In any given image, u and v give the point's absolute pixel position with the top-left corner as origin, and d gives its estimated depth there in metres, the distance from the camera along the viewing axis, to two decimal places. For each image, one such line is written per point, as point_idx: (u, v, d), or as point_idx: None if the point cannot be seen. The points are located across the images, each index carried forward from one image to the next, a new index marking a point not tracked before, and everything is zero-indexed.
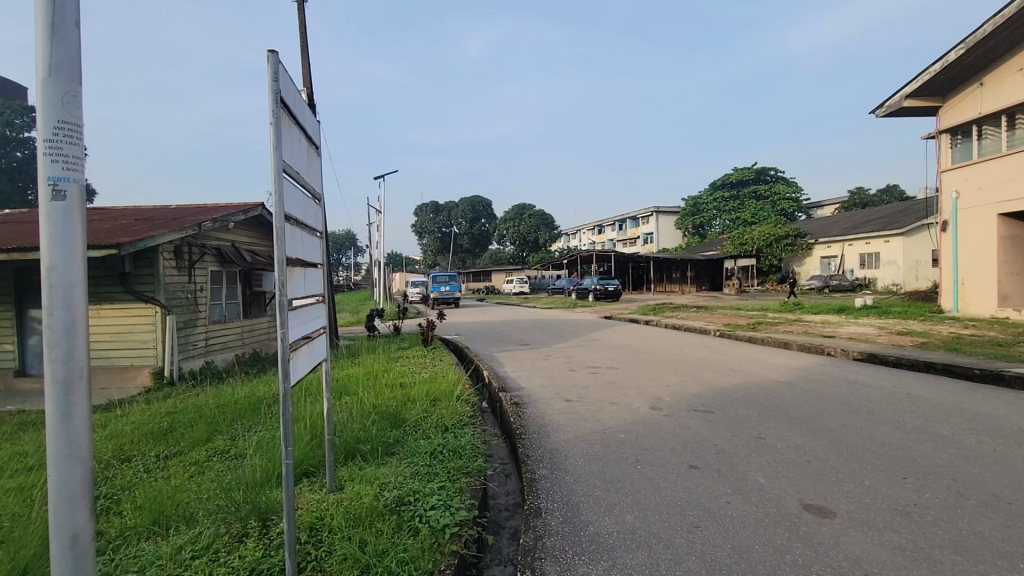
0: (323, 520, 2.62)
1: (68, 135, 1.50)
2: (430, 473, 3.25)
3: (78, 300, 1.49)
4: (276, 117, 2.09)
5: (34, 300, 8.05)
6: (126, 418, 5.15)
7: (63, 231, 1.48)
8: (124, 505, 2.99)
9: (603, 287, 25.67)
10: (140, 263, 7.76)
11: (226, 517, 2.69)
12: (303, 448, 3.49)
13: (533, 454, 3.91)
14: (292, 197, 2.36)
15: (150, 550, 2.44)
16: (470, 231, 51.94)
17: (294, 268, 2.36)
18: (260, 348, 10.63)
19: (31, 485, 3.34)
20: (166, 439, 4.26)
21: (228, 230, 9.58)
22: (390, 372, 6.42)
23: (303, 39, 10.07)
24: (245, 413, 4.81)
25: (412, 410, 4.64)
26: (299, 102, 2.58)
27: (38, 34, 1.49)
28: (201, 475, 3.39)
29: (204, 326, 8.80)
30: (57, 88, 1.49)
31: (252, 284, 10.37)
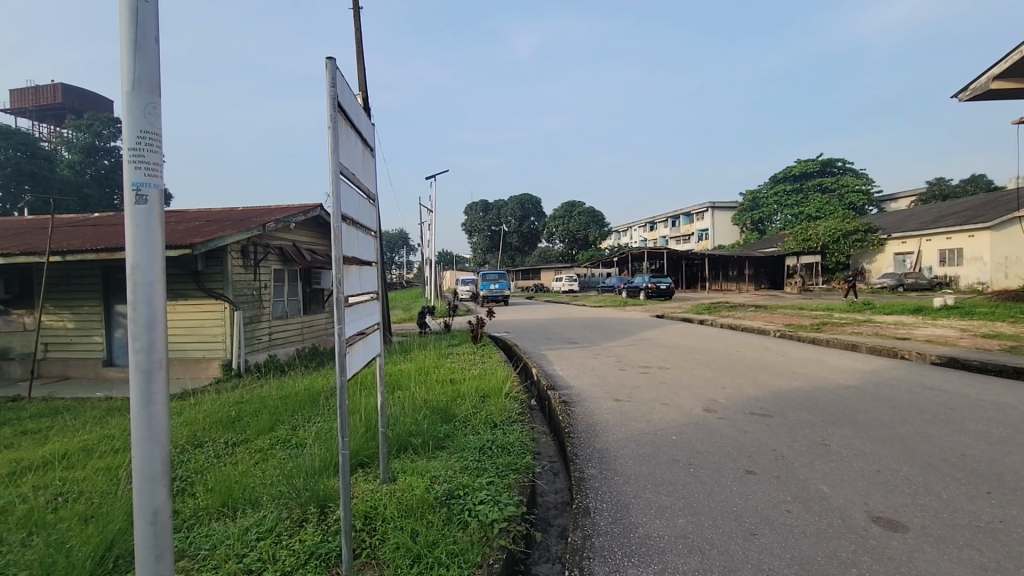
0: (377, 509, 2.72)
1: (148, 143, 1.62)
2: (479, 467, 3.31)
3: (158, 295, 1.62)
4: (333, 121, 2.17)
5: (119, 296, 8.76)
6: (199, 407, 5.52)
7: (145, 232, 1.61)
8: (196, 487, 3.21)
9: (655, 285, 25.08)
10: (211, 262, 8.29)
11: (287, 502, 2.84)
12: (358, 439, 3.63)
13: (582, 453, 3.89)
14: (349, 197, 2.45)
15: (220, 530, 2.61)
16: (519, 229, 52.10)
17: (350, 266, 2.45)
18: (318, 343, 11.12)
19: (117, 465, 3.65)
20: (234, 427, 4.55)
21: (289, 230, 10.06)
22: (441, 369, 6.54)
23: (359, 46, 10.41)
24: (305, 405, 5.06)
25: (462, 405, 4.73)
26: (355, 105, 2.66)
27: (123, 50, 1.62)
28: (265, 462, 3.59)
29: (268, 321, 9.30)
30: (139, 100, 1.62)
31: (311, 282, 10.86)
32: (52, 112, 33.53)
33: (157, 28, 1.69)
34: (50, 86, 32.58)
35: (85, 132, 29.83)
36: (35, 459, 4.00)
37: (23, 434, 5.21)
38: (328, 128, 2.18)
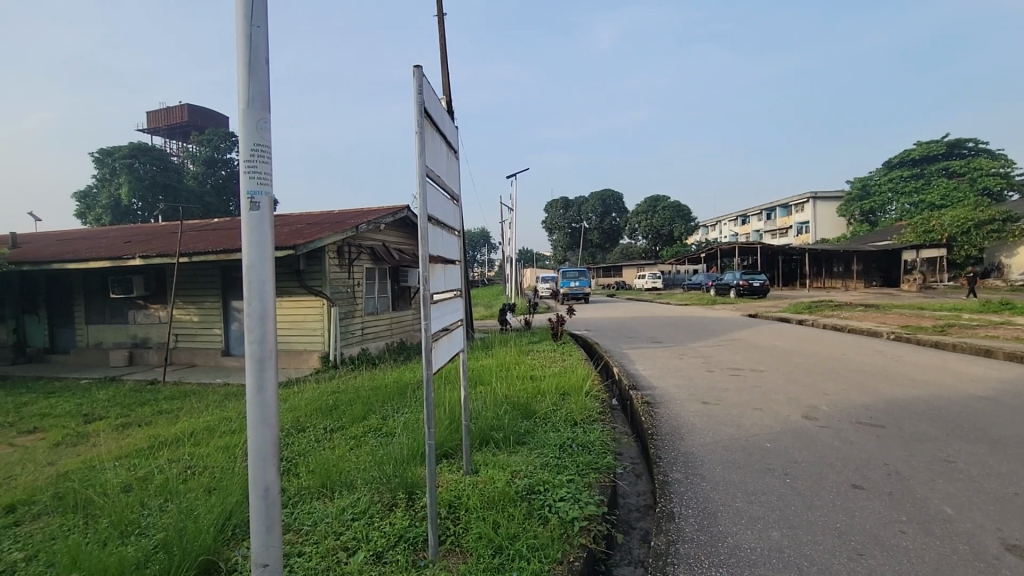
0: (460, 499, 2.81)
1: (260, 155, 1.80)
2: (559, 465, 3.31)
3: (269, 291, 1.79)
4: (421, 126, 2.27)
5: (235, 293, 9.75)
6: (303, 394, 6.03)
7: (259, 234, 1.79)
8: (299, 468, 3.52)
9: (747, 283, 23.63)
10: (312, 262, 8.99)
11: (379, 486, 3.03)
12: (443, 431, 3.78)
13: (667, 456, 3.77)
14: (435, 199, 2.55)
15: (320, 509, 2.84)
16: (600, 226, 51.31)
17: (435, 265, 2.55)
18: (406, 338, 11.68)
19: (233, 444, 4.09)
20: (332, 414, 4.91)
21: (380, 231, 10.65)
22: (521, 365, 6.61)
23: (443, 51, 10.76)
24: (395, 396, 5.36)
25: (542, 402, 4.75)
26: (439, 109, 2.75)
27: (240, 73, 1.81)
28: (358, 448, 3.85)
29: (361, 317, 9.91)
30: (253, 116, 1.80)
31: (399, 279, 11.42)
32: (180, 130, 37.93)
33: (268, 49, 1.87)
34: (178, 107, 36.93)
35: (206, 147, 33.30)
36: (171, 435, 4.59)
37: (160, 414, 5.97)
38: (415, 134, 2.28)
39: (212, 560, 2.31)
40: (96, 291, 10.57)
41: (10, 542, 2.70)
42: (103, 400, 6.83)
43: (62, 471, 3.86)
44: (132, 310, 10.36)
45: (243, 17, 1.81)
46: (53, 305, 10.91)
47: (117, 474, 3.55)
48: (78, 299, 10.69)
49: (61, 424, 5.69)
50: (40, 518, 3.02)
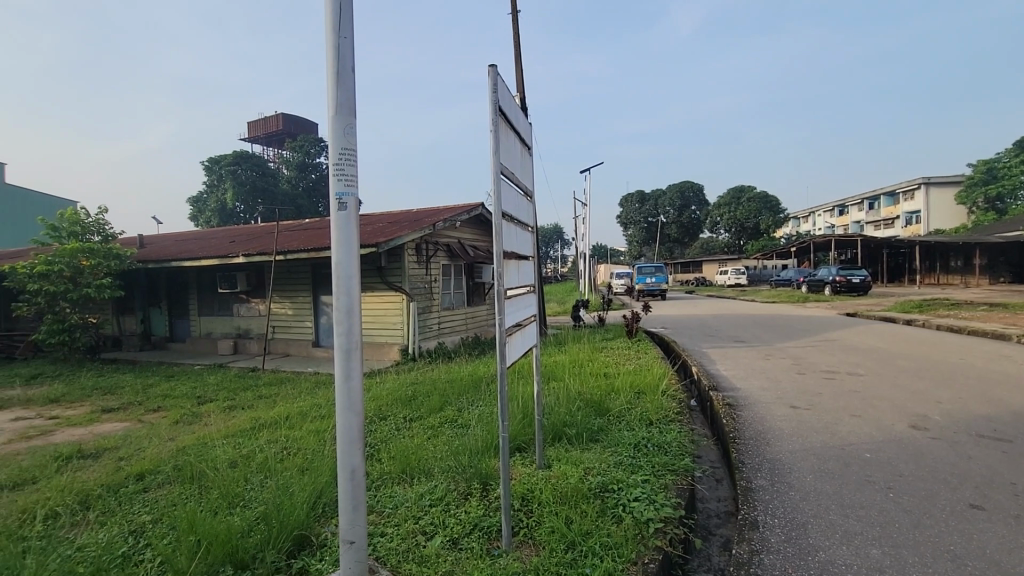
0: (534, 492, 2.85)
1: (348, 159, 1.93)
2: (634, 464, 3.25)
3: (354, 286, 1.92)
4: (495, 124, 2.31)
5: (324, 288, 10.42)
6: (385, 384, 6.35)
7: (346, 233, 1.92)
8: (381, 454, 3.71)
9: (845, 279, 21.76)
10: (393, 259, 9.42)
11: (455, 475, 3.13)
12: (516, 424, 3.83)
13: (750, 461, 3.58)
14: (509, 195, 2.59)
15: (400, 493, 2.98)
16: (678, 219, 49.39)
17: (509, 261, 2.59)
18: (480, 333, 11.94)
19: (322, 428, 4.39)
20: (411, 405, 5.13)
21: (456, 228, 10.96)
22: (594, 362, 6.53)
23: (518, 49, 10.83)
24: (470, 389, 5.51)
25: (616, 400, 4.68)
26: (513, 107, 2.78)
27: (329, 81, 1.94)
28: (435, 438, 3.99)
29: (437, 312, 10.26)
30: (341, 122, 1.93)
31: (474, 275, 11.69)
32: (276, 137, 40.90)
33: (353, 57, 1.98)
34: (274, 115, 39.94)
35: (297, 153, 35.64)
36: (269, 418, 5.01)
37: (260, 398, 6.53)
38: (490, 132, 2.32)
39: (305, 534, 2.50)
40: (206, 286, 11.75)
41: (141, 506, 3.09)
42: (213, 384, 7.59)
43: (181, 446, 4.34)
44: (236, 304, 11.41)
45: (332, 29, 1.93)
46: (172, 298, 12.26)
47: (224, 451, 3.94)
48: (192, 293, 11.94)
49: (179, 404, 6.40)
50: (163, 486, 3.43)
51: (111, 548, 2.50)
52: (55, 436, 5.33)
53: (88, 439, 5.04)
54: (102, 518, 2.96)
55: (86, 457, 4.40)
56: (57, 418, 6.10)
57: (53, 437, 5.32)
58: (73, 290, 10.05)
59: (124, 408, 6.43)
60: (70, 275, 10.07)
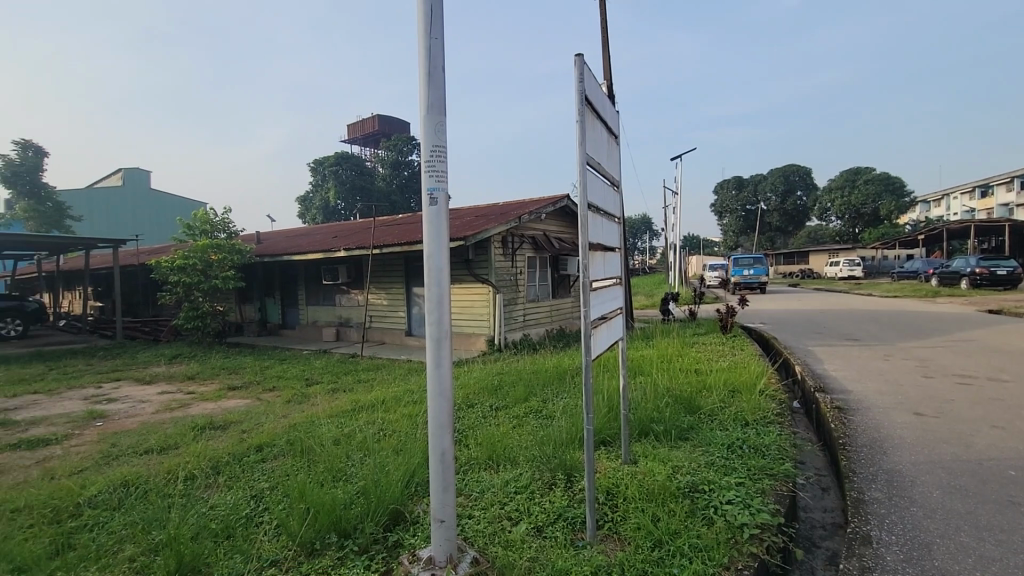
0: (619, 487, 2.81)
1: (438, 157, 2.01)
2: (727, 466, 3.08)
3: (444, 278, 2.01)
4: (581, 114, 2.27)
5: (416, 280, 10.92)
6: (473, 374, 6.55)
7: (437, 228, 2.02)
8: (469, 440, 3.84)
9: (987, 270, 18.95)
10: (480, 252, 9.66)
11: (540, 465, 3.17)
12: (601, 418, 3.79)
13: (862, 471, 3.26)
14: (595, 186, 2.55)
15: (487, 479, 3.07)
16: (781, 206, 45.77)
17: (595, 252, 2.56)
18: (565, 325, 11.93)
19: (414, 413, 4.63)
20: (497, 394, 5.26)
21: (541, 221, 10.97)
22: (684, 358, 6.27)
23: (606, 36, 10.57)
24: (555, 380, 5.55)
25: (708, 398, 4.47)
26: (600, 95, 2.72)
27: (421, 82, 2.02)
28: (520, 428, 4.06)
29: (523, 304, 10.39)
30: (433, 121, 2.01)
31: (559, 268, 11.67)
32: (372, 138, 43.32)
33: (443, 57, 2.05)
34: (371, 116, 42.34)
35: (392, 151, 37.43)
36: (367, 401, 5.37)
37: (359, 383, 7.01)
38: (576, 122, 2.29)
39: (399, 509, 2.66)
40: (313, 278, 12.80)
41: (260, 474, 3.46)
42: (319, 368, 8.27)
43: (293, 423, 4.80)
44: (338, 295, 12.32)
45: (423, 31, 2.01)
46: (284, 289, 13.51)
47: (329, 429, 4.28)
48: (301, 285, 13.07)
49: (291, 385, 7.06)
50: (278, 457, 3.81)
51: (236, 509, 2.83)
52: (193, 409, 6.10)
53: (218, 413, 5.73)
54: (229, 482, 3.36)
55: (216, 428, 5.01)
56: (194, 393, 6.99)
57: (191, 409, 6.10)
58: (205, 281, 11.41)
59: (246, 387, 7.20)
60: (202, 268, 11.43)
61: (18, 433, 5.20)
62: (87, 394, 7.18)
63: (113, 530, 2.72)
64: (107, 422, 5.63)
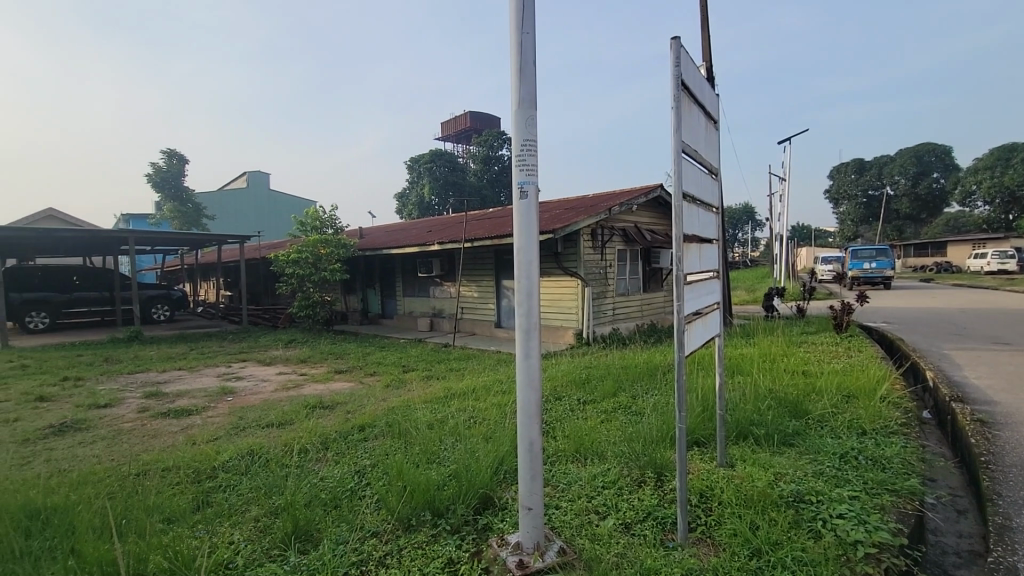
0: (714, 491, 2.68)
1: (529, 150, 2.03)
2: (839, 477, 2.82)
3: (534, 271, 2.03)
4: (676, 100, 2.17)
5: (506, 273, 11.10)
6: (561, 366, 6.56)
7: (527, 222, 2.04)
8: (557, 432, 3.85)
9: None
10: (569, 245, 9.61)
11: (628, 461, 3.11)
12: (695, 417, 3.63)
13: (1010, 495, 2.83)
14: (691, 175, 2.43)
15: (575, 472, 3.07)
16: (913, 190, 40.48)
17: (690, 244, 2.45)
18: (656, 320, 11.55)
19: (503, 403, 4.74)
20: (585, 387, 5.23)
21: (632, 212, 10.67)
22: (790, 358, 5.82)
23: (705, 15, 9.99)
24: (645, 376, 5.40)
25: (817, 402, 4.11)
26: (698, 79, 2.59)
27: (512, 77, 2.05)
28: (609, 423, 4.01)
29: (612, 298, 10.20)
30: (524, 115, 2.03)
31: (651, 261, 11.28)
32: (464, 135, 44.64)
33: (534, 51, 2.06)
34: (462, 114, 43.67)
35: (483, 147, 38.20)
36: (459, 389, 5.58)
37: (451, 371, 7.30)
38: (672, 108, 2.18)
39: (489, 494, 2.75)
40: (409, 271, 13.49)
41: (363, 451, 3.73)
42: (414, 356, 8.72)
43: (391, 406, 5.11)
44: (432, 287, 12.88)
45: (515, 27, 2.04)
46: (383, 281, 14.37)
47: (423, 414, 4.51)
48: (398, 277, 13.83)
49: (390, 371, 7.52)
50: (379, 438, 4.09)
51: (343, 482, 3.08)
52: (305, 390, 6.71)
53: (326, 394, 6.25)
54: (337, 457, 3.65)
55: (325, 407, 5.47)
56: (306, 375, 7.70)
57: (303, 390, 6.71)
58: (315, 273, 12.46)
59: (350, 371, 7.80)
60: (313, 261, 12.49)
61: (167, 404, 6.05)
62: (220, 372, 8.16)
63: (241, 492, 3.08)
64: (236, 397, 6.38)
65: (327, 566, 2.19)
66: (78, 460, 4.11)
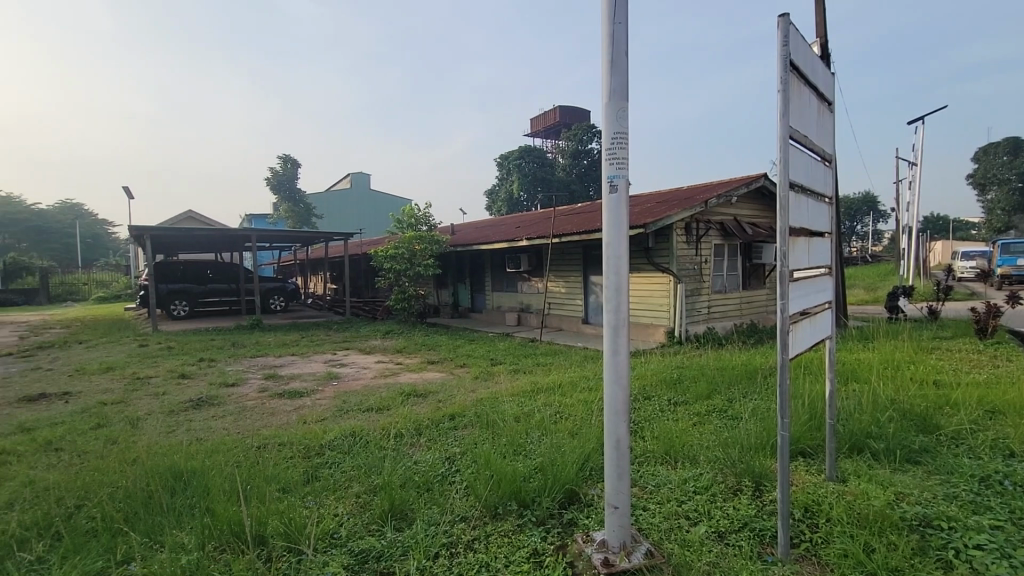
0: (821, 506, 2.47)
1: (620, 143, 1.98)
2: (977, 503, 2.47)
3: (623, 265, 1.99)
4: (784, 82, 2.01)
5: (594, 268, 10.94)
6: (651, 365, 6.37)
7: (617, 216, 2.00)
8: (645, 432, 3.74)
9: None
10: (660, 240, 9.27)
11: (723, 467, 2.95)
12: (800, 426, 3.36)
13: None
14: (800, 163, 2.25)
15: (664, 474, 2.97)
16: None
17: (798, 238, 2.26)
18: (757, 320, 10.80)
19: (590, 400, 4.69)
20: (676, 388, 5.03)
21: (731, 205, 10.05)
22: (919, 365, 5.17)
23: None
24: (744, 379, 5.06)
25: (951, 418, 3.62)
26: (810, 57, 2.37)
27: (604, 70, 2.02)
28: (701, 426, 3.82)
29: (708, 295, 9.69)
30: (614, 107, 1.99)
31: (752, 256, 10.55)
32: (553, 130, 44.73)
33: (627, 42, 2.00)
34: (552, 110, 43.70)
35: (572, 141, 37.85)
36: (545, 384, 5.61)
37: (538, 366, 7.36)
38: (778, 92, 2.03)
39: (575, 490, 2.74)
40: (498, 266, 13.76)
41: (453, 439, 3.88)
42: (502, 350, 8.87)
43: (480, 398, 5.25)
44: (520, 282, 13.04)
45: (607, 18, 1.99)
46: (473, 276, 14.79)
47: (511, 407, 4.59)
48: (488, 272, 14.15)
49: (479, 363, 7.74)
50: (468, 427, 4.22)
51: (434, 467, 3.22)
52: (400, 378, 7.11)
53: (420, 383, 6.58)
54: (429, 443, 3.83)
55: (419, 395, 5.75)
56: (402, 364, 8.15)
57: (399, 378, 7.11)
58: (411, 268, 13.11)
59: (442, 362, 8.12)
60: (408, 257, 13.15)
61: (282, 385, 6.71)
62: (326, 358, 8.88)
63: (345, 469, 3.34)
64: (340, 382, 6.91)
65: (419, 545, 2.32)
66: (210, 431, 4.69)
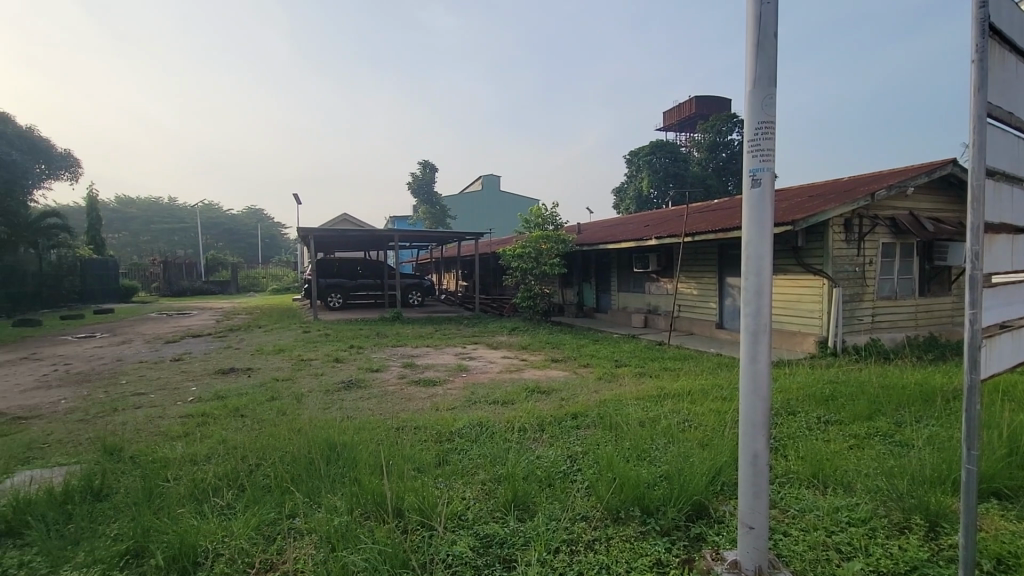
0: (1021, 560, 2.03)
1: (765, 132, 1.82)
2: None
3: (766, 268, 1.82)
4: (981, 50, 1.67)
5: (732, 269, 10.16)
6: (796, 377, 5.75)
7: (758, 212, 1.84)
8: (789, 451, 3.39)
9: None
10: (812, 237, 8.32)
11: (885, 499, 2.56)
12: (994, 460, 2.79)
13: None
14: (1001, 146, 1.86)
15: (810, 499, 2.67)
16: None
17: (995, 237, 1.87)
18: (937, 333, 9.16)
19: (724, 410, 4.37)
20: (829, 405, 4.47)
21: (906, 197, 8.65)
22: None
23: None
24: (917, 401, 4.33)
25: None
26: (1018, 15, 1.94)
27: (747, 54, 1.87)
28: (859, 450, 3.36)
29: (872, 301, 8.47)
30: (760, 94, 1.82)
31: (933, 257, 8.97)
32: (688, 122, 42.36)
33: (776, 21, 1.83)
34: (687, 101, 41.37)
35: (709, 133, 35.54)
36: (673, 390, 5.35)
37: (666, 370, 7.06)
38: (972, 62, 1.70)
39: (704, 504, 2.58)
40: (625, 266, 13.43)
41: (576, 438, 3.87)
42: (627, 352, 8.64)
43: (603, 398, 5.17)
44: (648, 283, 12.59)
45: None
46: (599, 275, 14.61)
47: (636, 410, 4.45)
48: (614, 272, 13.89)
49: (603, 364, 7.64)
50: (590, 427, 4.19)
51: (557, 463, 3.26)
52: (525, 374, 7.29)
53: (543, 380, 6.67)
54: (552, 440, 3.87)
55: (542, 392, 5.84)
56: (527, 360, 8.34)
57: (523, 374, 7.30)
58: (537, 267, 13.37)
59: (565, 361, 8.16)
60: (535, 256, 13.42)
61: (418, 373, 7.29)
62: (456, 351, 9.43)
63: (472, 457, 3.51)
64: (468, 374, 7.30)
65: (540, 537, 2.36)
66: (358, 410, 5.26)
